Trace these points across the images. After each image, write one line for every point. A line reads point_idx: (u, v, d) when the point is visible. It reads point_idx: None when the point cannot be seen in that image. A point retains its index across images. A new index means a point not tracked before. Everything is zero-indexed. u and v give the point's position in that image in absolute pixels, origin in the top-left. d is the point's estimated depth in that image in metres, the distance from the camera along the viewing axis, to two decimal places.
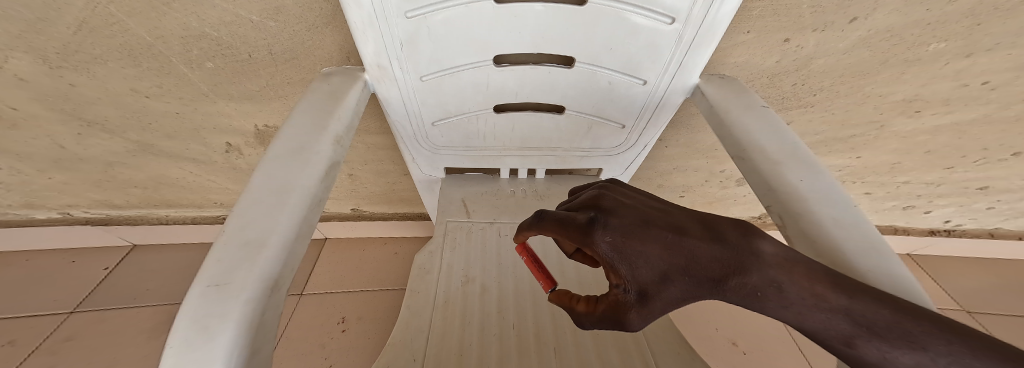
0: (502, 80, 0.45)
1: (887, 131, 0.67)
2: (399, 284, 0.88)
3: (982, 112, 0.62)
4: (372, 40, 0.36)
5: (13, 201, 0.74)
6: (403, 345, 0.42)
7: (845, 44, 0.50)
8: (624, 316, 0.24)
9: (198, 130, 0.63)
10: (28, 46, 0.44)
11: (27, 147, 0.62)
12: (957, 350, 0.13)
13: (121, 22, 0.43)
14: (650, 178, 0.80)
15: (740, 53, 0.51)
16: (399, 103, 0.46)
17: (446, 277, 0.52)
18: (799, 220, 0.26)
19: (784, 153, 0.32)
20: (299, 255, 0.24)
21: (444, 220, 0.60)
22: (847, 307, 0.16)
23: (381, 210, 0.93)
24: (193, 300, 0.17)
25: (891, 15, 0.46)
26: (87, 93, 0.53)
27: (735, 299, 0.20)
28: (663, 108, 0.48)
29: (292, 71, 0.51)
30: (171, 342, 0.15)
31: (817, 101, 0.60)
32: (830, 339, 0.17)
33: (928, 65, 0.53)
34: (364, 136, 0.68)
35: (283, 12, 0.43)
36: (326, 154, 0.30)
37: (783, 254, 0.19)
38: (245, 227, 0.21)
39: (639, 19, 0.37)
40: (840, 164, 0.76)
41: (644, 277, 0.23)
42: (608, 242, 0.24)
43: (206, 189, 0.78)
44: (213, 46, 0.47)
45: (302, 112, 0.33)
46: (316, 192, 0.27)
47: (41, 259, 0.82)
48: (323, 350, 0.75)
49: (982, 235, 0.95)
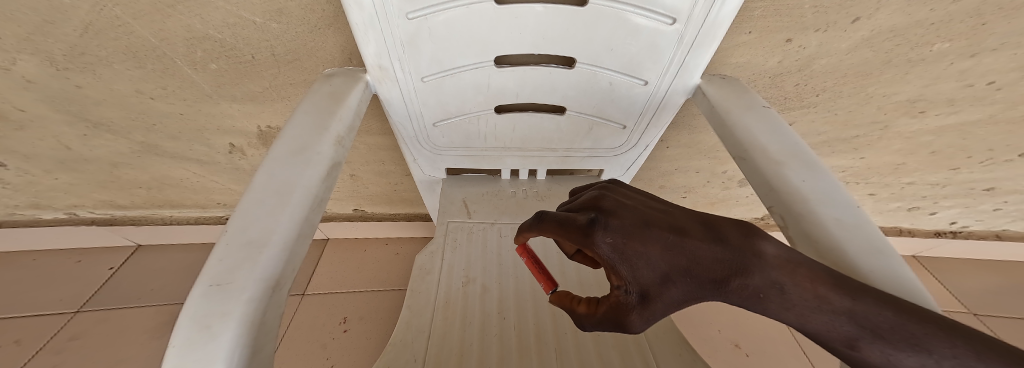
0: (502, 81, 0.45)
1: (890, 132, 0.67)
2: (400, 284, 0.88)
3: (988, 113, 0.62)
4: (373, 40, 0.36)
5: (19, 201, 0.75)
6: (404, 345, 0.42)
7: (848, 44, 0.50)
8: (626, 317, 0.24)
9: (201, 131, 0.63)
10: (35, 48, 0.45)
11: (33, 147, 0.63)
12: (962, 353, 0.13)
13: (126, 25, 0.43)
14: (650, 179, 0.80)
15: (741, 54, 0.51)
16: (400, 104, 0.46)
17: (447, 277, 0.52)
18: (801, 220, 0.26)
19: (785, 153, 0.32)
20: (300, 255, 0.24)
21: (445, 220, 0.60)
22: (850, 308, 0.16)
23: (383, 211, 0.93)
24: (195, 301, 0.17)
25: (894, 15, 0.46)
26: (92, 95, 0.54)
27: (738, 300, 0.20)
28: (663, 108, 0.48)
29: (294, 72, 0.52)
30: (175, 342, 0.16)
31: (819, 102, 0.60)
32: (833, 340, 0.17)
33: (931, 65, 0.53)
34: (366, 137, 0.69)
35: (285, 14, 0.43)
36: (327, 154, 0.30)
37: (785, 255, 0.19)
38: (247, 227, 0.22)
39: (639, 19, 0.37)
40: (843, 165, 0.75)
41: (645, 278, 0.22)
42: (609, 243, 0.23)
43: (209, 190, 0.79)
44: (216, 47, 0.47)
45: (304, 113, 0.33)
46: (317, 192, 0.27)
47: (47, 259, 0.83)
48: (324, 350, 0.75)
49: (988, 236, 0.94)
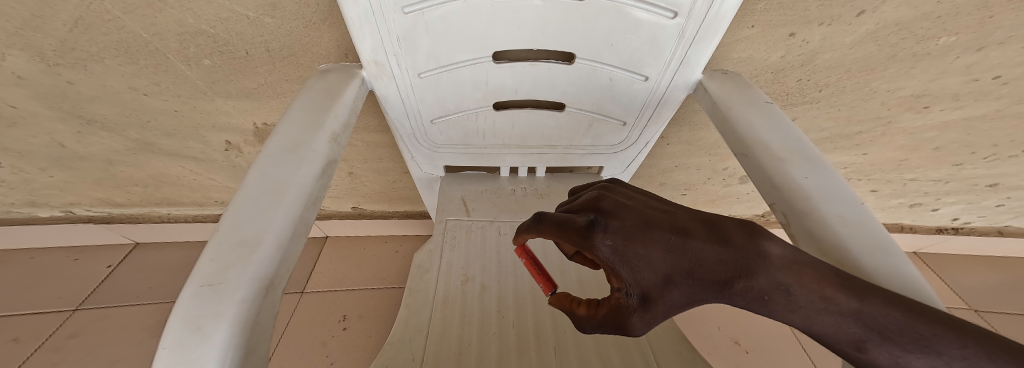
0: (501, 78, 0.44)
1: (894, 127, 0.66)
2: (399, 282, 0.88)
3: (993, 108, 0.61)
4: (369, 36, 0.36)
5: (16, 199, 0.74)
6: (402, 344, 0.42)
7: (853, 38, 0.49)
8: (626, 320, 0.24)
9: (197, 128, 0.63)
10: (25, 43, 0.44)
11: (27, 145, 0.62)
12: (972, 354, 0.13)
13: (117, 19, 0.43)
14: (651, 176, 0.79)
15: (744, 49, 0.50)
16: (398, 101, 0.45)
17: (446, 275, 0.52)
18: (804, 218, 0.26)
19: (787, 149, 0.31)
20: (295, 254, 0.23)
21: (444, 218, 0.60)
22: (858, 309, 0.16)
23: (382, 208, 0.93)
24: (186, 301, 0.17)
25: (900, 8, 0.45)
26: (85, 91, 0.53)
27: (741, 303, 0.20)
28: (664, 104, 0.47)
29: (290, 68, 0.51)
30: (165, 343, 0.15)
31: (822, 97, 0.59)
32: (840, 342, 0.17)
33: (938, 60, 0.52)
34: (363, 134, 0.68)
35: (279, 8, 0.42)
36: (322, 152, 0.30)
37: (791, 256, 0.19)
38: (239, 227, 0.21)
39: (640, 14, 0.36)
40: (846, 162, 0.75)
41: (646, 281, 0.22)
42: (609, 245, 0.23)
43: (207, 188, 0.78)
44: (211, 43, 0.46)
45: (298, 110, 0.32)
46: (313, 191, 0.27)
47: (45, 256, 0.83)
48: (324, 348, 0.75)
49: (991, 233, 0.94)
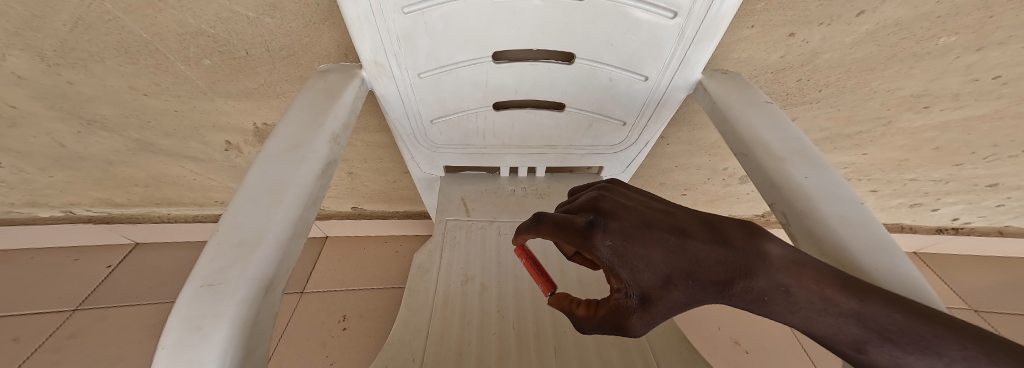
0: (501, 78, 0.44)
1: (893, 127, 0.66)
2: (399, 282, 0.88)
3: (993, 107, 0.61)
4: (369, 36, 0.36)
5: (16, 199, 0.74)
6: (402, 344, 0.42)
7: (852, 38, 0.49)
8: (626, 320, 0.23)
9: (197, 128, 0.63)
10: (25, 43, 0.44)
11: (26, 145, 0.62)
12: (972, 355, 0.13)
13: (117, 19, 0.43)
14: (651, 176, 0.79)
15: (744, 48, 0.50)
16: (397, 101, 0.45)
17: (446, 275, 0.52)
18: (804, 218, 0.26)
19: (788, 149, 0.31)
20: (294, 254, 0.23)
21: (444, 218, 0.60)
22: (858, 310, 0.16)
23: (382, 208, 0.93)
24: (185, 302, 0.17)
25: (900, 8, 0.45)
26: (86, 91, 0.53)
27: (742, 304, 0.20)
28: (664, 104, 0.47)
29: (289, 68, 0.51)
30: (165, 344, 0.15)
31: (822, 97, 0.59)
32: (840, 343, 0.17)
33: (938, 59, 0.52)
34: (363, 134, 0.68)
35: (279, 8, 0.42)
36: (322, 152, 0.30)
37: (790, 257, 0.19)
38: (238, 227, 0.21)
39: (640, 14, 0.36)
40: (845, 162, 0.75)
41: (646, 281, 0.22)
42: (608, 245, 0.23)
43: (207, 188, 0.78)
44: (211, 42, 0.46)
45: (297, 110, 0.32)
46: (312, 191, 0.27)
47: (45, 257, 0.83)
48: (324, 348, 0.75)
49: (992, 233, 0.94)
